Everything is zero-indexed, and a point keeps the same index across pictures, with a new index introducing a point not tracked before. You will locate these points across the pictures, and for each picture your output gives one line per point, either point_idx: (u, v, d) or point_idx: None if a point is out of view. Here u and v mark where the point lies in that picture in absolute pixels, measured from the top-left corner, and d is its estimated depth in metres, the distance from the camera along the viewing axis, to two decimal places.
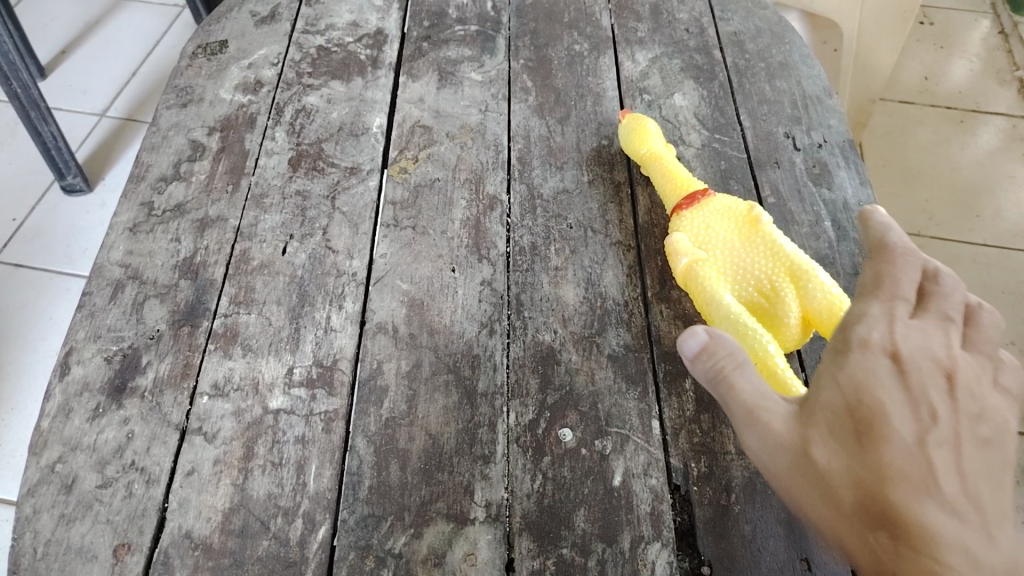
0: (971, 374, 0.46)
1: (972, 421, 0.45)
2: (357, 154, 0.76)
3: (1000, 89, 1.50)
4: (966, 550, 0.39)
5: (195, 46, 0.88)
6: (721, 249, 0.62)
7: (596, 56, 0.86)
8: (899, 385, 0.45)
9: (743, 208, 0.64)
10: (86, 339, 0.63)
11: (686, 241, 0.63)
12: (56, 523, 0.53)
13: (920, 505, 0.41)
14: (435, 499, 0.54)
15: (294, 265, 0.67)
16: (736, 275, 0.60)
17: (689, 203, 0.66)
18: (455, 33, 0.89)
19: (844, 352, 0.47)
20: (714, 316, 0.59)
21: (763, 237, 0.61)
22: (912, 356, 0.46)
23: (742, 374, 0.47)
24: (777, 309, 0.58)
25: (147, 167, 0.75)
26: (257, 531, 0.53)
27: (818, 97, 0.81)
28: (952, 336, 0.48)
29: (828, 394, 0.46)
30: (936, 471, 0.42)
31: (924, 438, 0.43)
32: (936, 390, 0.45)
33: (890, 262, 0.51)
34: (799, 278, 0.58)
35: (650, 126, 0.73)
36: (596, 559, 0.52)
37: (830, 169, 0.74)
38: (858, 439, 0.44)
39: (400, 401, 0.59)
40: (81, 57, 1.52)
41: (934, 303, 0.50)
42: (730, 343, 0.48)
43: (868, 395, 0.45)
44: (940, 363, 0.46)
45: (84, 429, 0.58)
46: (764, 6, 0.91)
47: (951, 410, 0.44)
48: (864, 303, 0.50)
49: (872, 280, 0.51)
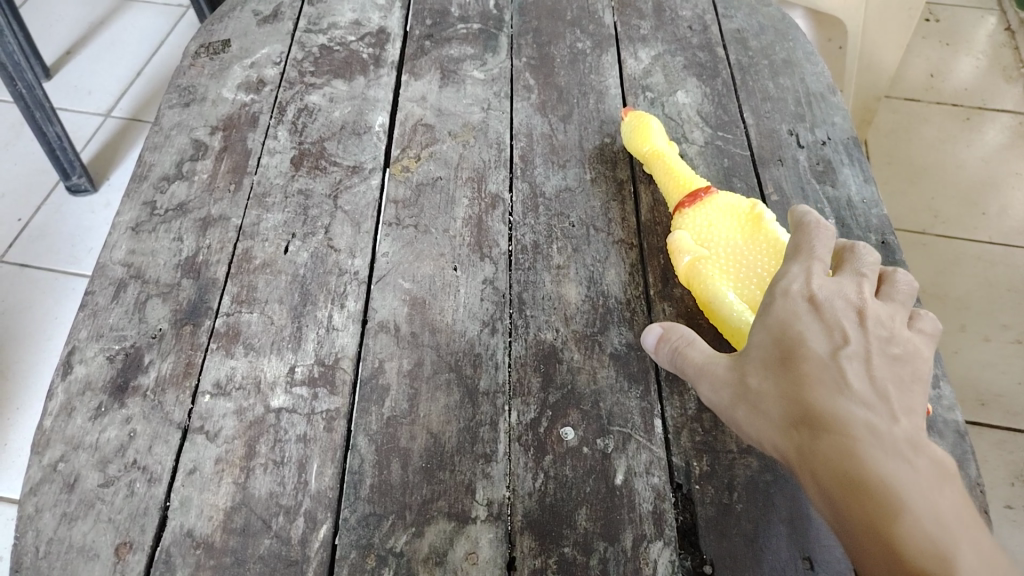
0: (884, 311, 0.51)
1: (886, 344, 0.48)
2: (359, 153, 0.76)
3: (1007, 86, 1.49)
4: (873, 434, 0.43)
5: (198, 46, 0.88)
6: (725, 248, 0.62)
7: (599, 54, 0.86)
8: (815, 318, 0.50)
9: (746, 207, 0.64)
10: (88, 338, 0.63)
11: (690, 239, 0.63)
12: (59, 522, 0.54)
13: (832, 406, 0.45)
14: (437, 498, 0.54)
15: (297, 264, 0.67)
16: (740, 274, 0.61)
17: (692, 200, 0.65)
18: (457, 32, 0.89)
19: (768, 299, 0.52)
20: (720, 317, 0.59)
21: (766, 235, 0.62)
22: (828, 295, 0.51)
23: (693, 348, 0.54)
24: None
25: (150, 166, 0.75)
26: (258, 529, 0.53)
27: (822, 94, 0.80)
28: (868, 286, 0.52)
29: (758, 336, 0.51)
30: (848, 379, 0.46)
31: (838, 355, 0.48)
32: (850, 321, 0.49)
33: (807, 232, 0.55)
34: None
35: (653, 122, 0.73)
36: (598, 558, 0.52)
37: (834, 167, 0.74)
38: (783, 364, 0.49)
39: (401, 399, 0.59)
40: (85, 58, 1.53)
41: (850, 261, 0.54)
42: (685, 333, 0.55)
43: (789, 328, 0.50)
44: (855, 300, 0.51)
45: (86, 428, 0.58)
46: (768, 3, 0.90)
47: (863, 335, 0.49)
48: (785, 266, 0.54)
49: (791, 249, 0.55)
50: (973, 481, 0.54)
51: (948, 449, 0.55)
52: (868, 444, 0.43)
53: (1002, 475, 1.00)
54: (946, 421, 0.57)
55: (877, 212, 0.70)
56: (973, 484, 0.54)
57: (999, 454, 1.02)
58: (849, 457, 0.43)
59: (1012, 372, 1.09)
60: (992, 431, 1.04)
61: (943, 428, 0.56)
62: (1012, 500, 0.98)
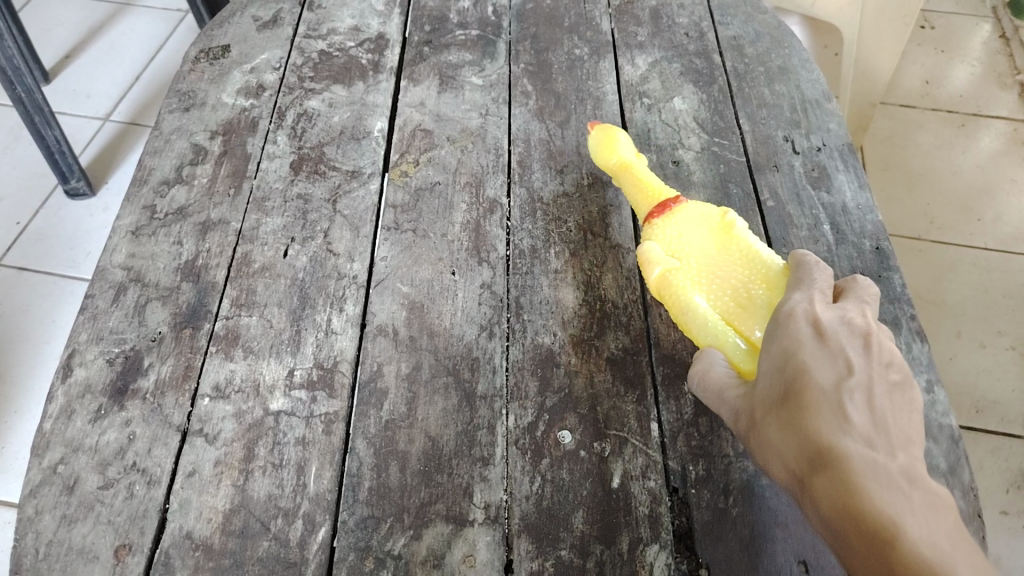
0: (887, 338, 0.50)
1: (888, 371, 0.47)
2: (358, 158, 0.77)
3: (1002, 93, 1.50)
4: (874, 466, 0.42)
5: (198, 51, 0.89)
6: (695, 258, 0.62)
7: (596, 60, 0.87)
8: (819, 345, 0.49)
9: (716, 215, 0.64)
10: (88, 341, 0.63)
11: (659, 249, 0.63)
12: (58, 524, 0.54)
13: (834, 435, 0.44)
14: (434, 501, 0.54)
15: (296, 268, 0.67)
16: (711, 283, 0.60)
17: (660, 211, 0.65)
18: (456, 38, 0.90)
19: (773, 329, 0.51)
20: (690, 328, 0.59)
21: (735, 244, 0.61)
22: (832, 323, 0.50)
23: (713, 377, 0.54)
24: (754, 319, 0.57)
25: (150, 171, 0.76)
26: (257, 532, 0.53)
27: (817, 100, 0.81)
28: (870, 312, 0.52)
29: (764, 366, 0.50)
30: (849, 410, 0.45)
31: (842, 384, 0.46)
32: (854, 348, 0.48)
33: (806, 268, 0.56)
34: (775, 290, 0.58)
35: (614, 134, 0.73)
36: (594, 561, 0.52)
37: (829, 173, 0.74)
38: (786, 396, 0.48)
39: (399, 403, 0.59)
40: (85, 62, 1.53)
41: (851, 292, 0.54)
42: (717, 359, 0.55)
43: (794, 358, 0.49)
44: (857, 326, 0.50)
45: (86, 430, 0.58)
46: (764, 10, 0.91)
47: (866, 362, 0.48)
48: (786, 296, 0.54)
49: (795, 282, 0.55)
50: (967, 486, 0.54)
51: (941, 454, 0.56)
52: (866, 475, 0.42)
53: (996, 481, 1.01)
54: (939, 425, 0.57)
55: (872, 218, 0.70)
56: (967, 488, 0.54)
57: (995, 460, 1.02)
58: (847, 488, 0.42)
59: (1006, 377, 1.10)
60: (988, 437, 1.04)
61: (937, 432, 0.57)
62: (1007, 506, 0.99)
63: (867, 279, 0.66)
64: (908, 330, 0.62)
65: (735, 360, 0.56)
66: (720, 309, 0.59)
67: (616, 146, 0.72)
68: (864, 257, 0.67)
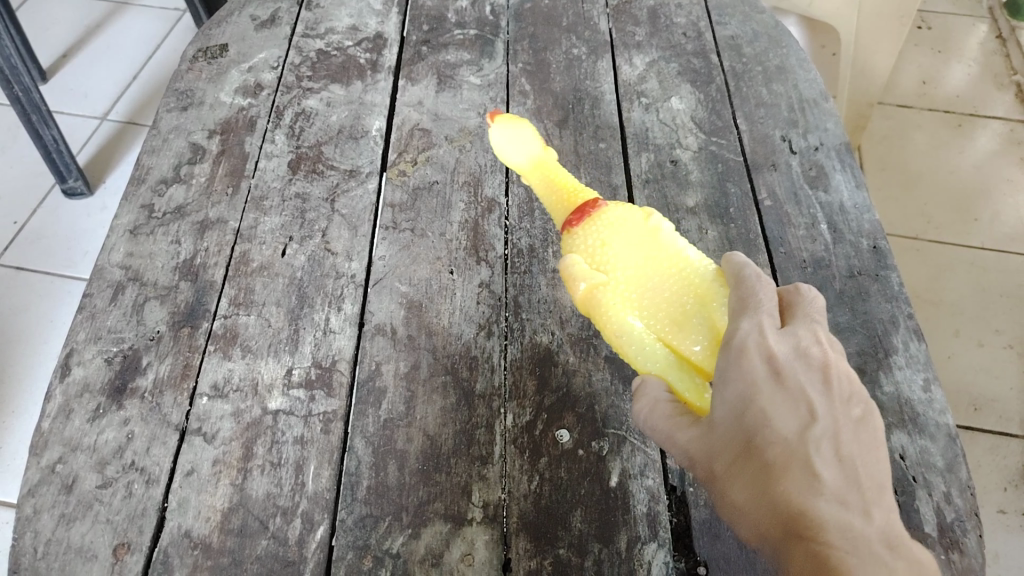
0: (840, 366, 0.49)
1: (847, 408, 0.47)
2: (356, 157, 0.77)
3: (998, 93, 1.51)
4: (850, 537, 0.42)
5: (196, 50, 0.88)
6: (622, 270, 0.54)
7: (594, 60, 0.87)
8: (779, 388, 0.47)
9: (640, 219, 0.57)
10: (86, 340, 0.63)
11: (584, 265, 0.55)
12: (57, 523, 0.54)
13: (806, 493, 0.43)
14: (433, 500, 0.54)
15: (294, 267, 0.67)
16: (642, 298, 0.53)
17: (579, 217, 0.59)
18: (454, 37, 0.90)
19: (726, 363, 0.48)
20: (626, 352, 0.53)
21: (665, 254, 0.55)
22: (787, 359, 0.49)
23: (659, 409, 0.50)
24: (689, 332, 0.52)
25: (148, 170, 0.76)
26: (255, 530, 0.53)
27: (814, 100, 0.81)
28: (819, 332, 0.51)
29: (720, 407, 0.48)
30: (820, 470, 0.44)
31: (808, 433, 0.45)
32: (813, 387, 0.47)
33: (746, 286, 0.52)
34: (707, 299, 0.54)
35: (524, 132, 0.75)
36: (592, 559, 0.52)
37: (826, 172, 0.74)
38: (750, 446, 0.46)
39: (398, 402, 0.59)
40: (82, 61, 1.53)
41: (795, 311, 0.53)
42: (655, 388, 0.51)
43: (753, 402, 0.47)
44: (812, 360, 0.49)
45: (84, 429, 0.58)
46: (761, 10, 0.91)
47: (827, 403, 0.47)
48: (733, 320, 0.51)
49: (737, 302, 0.52)
50: (963, 484, 0.55)
51: (938, 452, 0.56)
52: (844, 551, 0.41)
53: (993, 480, 1.01)
54: (936, 423, 0.58)
55: (869, 217, 0.71)
56: (963, 486, 0.55)
57: (991, 459, 1.03)
58: (827, 565, 0.41)
59: (1003, 377, 1.10)
60: (984, 435, 1.05)
61: (934, 431, 0.57)
62: (1004, 505, 0.99)
63: (864, 278, 0.66)
64: (905, 329, 0.63)
65: (674, 383, 0.52)
66: (655, 326, 0.53)
67: (525, 145, 0.74)
68: (861, 256, 0.68)
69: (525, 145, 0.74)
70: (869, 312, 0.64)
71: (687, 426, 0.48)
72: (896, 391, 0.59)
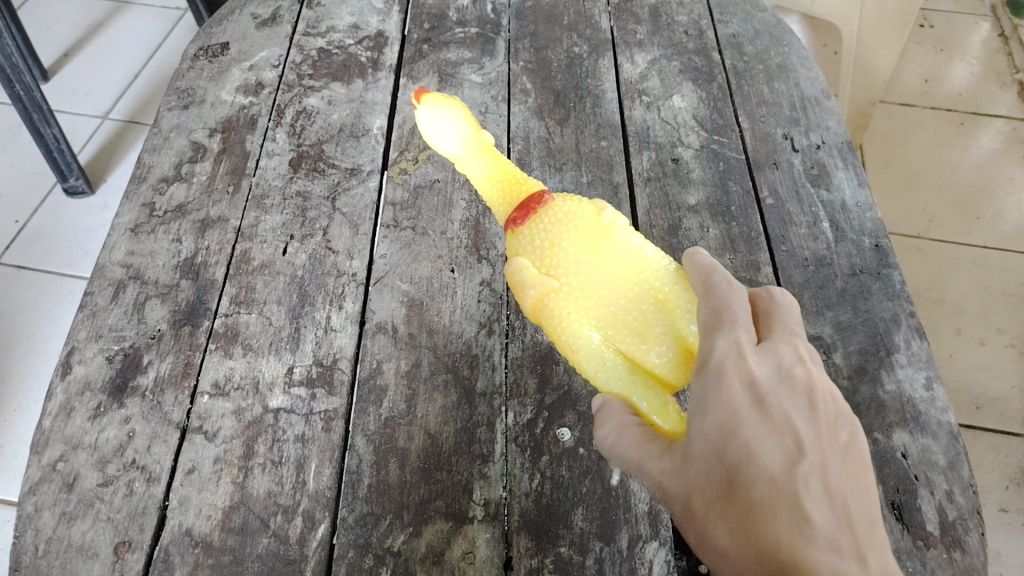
0: (827, 387, 0.41)
1: (835, 434, 0.39)
2: (358, 156, 0.77)
3: (1001, 91, 1.50)
4: None
5: (197, 49, 0.88)
6: (575, 275, 0.46)
7: (596, 58, 0.87)
8: (761, 415, 0.39)
9: (591, 214, 0.47)
10: (88, 339, 0.63)
11: (532, 272, 0.46)
12: (58, 521, 0.54)
13: (795, 539, 0.35)
14: (434, 498, 0.54)
15: (295, 265, 0.67)
16: (600, 307, 0.45)
17: (524, 214, 0.48)
18: (455, 35, 0.90)
19: (703, 387, 0.41)
20: (584, 370, 0.46)
21: (627, 255, 0.46)
22: (769, 380, 0.41)
23: (625, 438, 0.43)
24: (654, 345, 0.45)
25: (149, 168, 0.76)
26: (256, 529, 0.53)
27: (816, 98, 0.81)
28: (803, 347, 0.44)
29: (696, 438, 0.40)
30: (812, 512, 0.35)
31: (796, 467, 0.37)
32: (799, 412, 0.40)
33: (717, 294, 0.45)
34: (671, 305, 0.46)
35: (451, 105, 0.56)
36: (594, 558, 0.52)
37: (828, 170, 0.74)
38: (729, 484, 0.38)
39: (399, 400, 0.59)
40: (83, 60, 1.53)
41: (773, 322, 0.45)
42: (615, 408, 0.45)
43: (734, 432, 0.39)
44: (797, 381, 0.41)
45: (85, 427, 0.58)
46: (763, 8, 0.91)
47: (814, 431, 0.39)
48: (706, 336, 0.43)
49: (708, 312, 0.44)
50: (965, 482, 0.55)
51: (940, 450, 0.56)
52: None
53: (995, 479, 1.01)
54: (938, 422, 0.57)
55: (871, 216, 0.70)
56: (966, 485, 0.55)
57: (993, 457, 1.02)
58: None
59: (1005, 375, 1.10)
60: (987, 434, 1.04)
61: (936, 429, 0.57)
62: (1006, 504, 0.99)
63: (866, 276, 0.66)
64: (907, 327, 0.62)
65: (637, 401, 0.45)
66: (616, 339, 0.45)
67: (448, 122, 0.55)
68: (863, 255, 0.67)
69: (450, 123, 0.55)
70: (871, 310, 0.64)
71: (659, 459, 0.41)
72: (898, 389, 0.59)
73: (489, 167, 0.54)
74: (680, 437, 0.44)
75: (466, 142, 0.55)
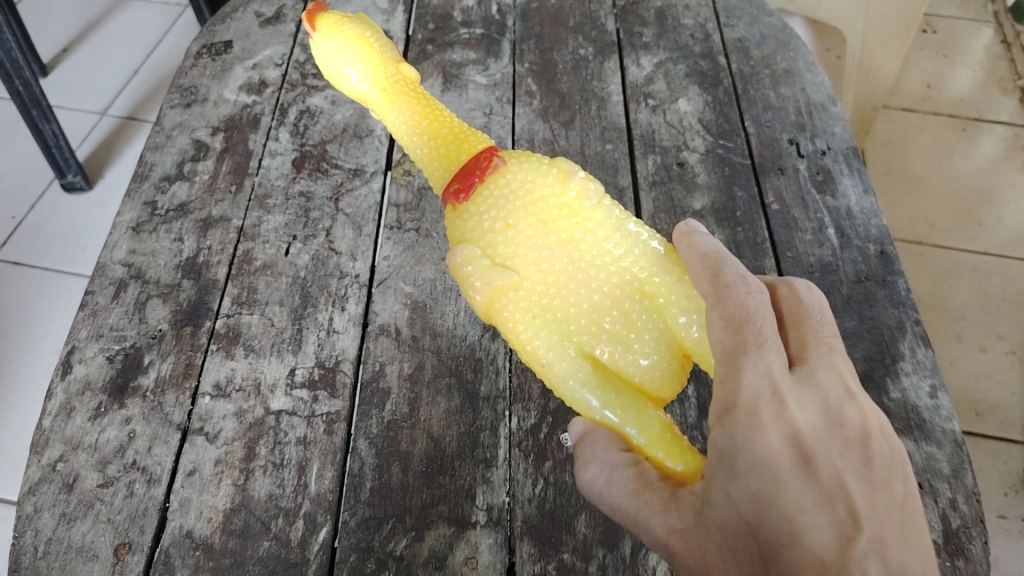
0: (877, 425, 0.39)
1: (888, 489, 0.37)
2: (361, 156, 0.76)
3: (1003, 99, 1.50)
4: None
5: (200, 46, 0.88)
6: (535, 267, 0.42)
7: (601, 61, 0.86)
8: (805, 479, 0.36)
9: (552, 184, 0.43)
10: (88, 337, 0.63)
11: (482, 262, 0.42)
12: (58, 521, 0.53)
13: None
14: (436, 503, 0.54)
15: (297, 266, 0.67)
16: (567, 305, 0.42)
17: (466, 186, 0.44)
18: (460, 36, 0.89)
19: (732, 441, 0.38)
20: (553, 382, 0.42)
21: (589, 240, 0.43)
22: (811, 428, 0.38)
23: (616, 482, 0.41)
24: (632, 350, 0.42)
25: (151, 166, 0.75)
26: (257, 532, 0.53)
27: (822, 103, 0.81)
28: (844, 367, 0.41)
29: (719, 503, 0.37)
30: None
31: (849, 545, 0.34)
32: (850, 468, 0.37)
33: (732, 301, 0.40)
34: (656, 300, 0.43)
35: (348, 32, 0.52)
36: (597, 564, 0.52)
37: (834, 176, 0.74)
38: (763, 562, 0.35)
39: (401, 404, 0.59)
40: (83, 56, 1.52)
41: (809, 335, 0.42)
42: (600, 447, 0.42)
43: (770, 499, 0.36)
44: (847, 427, 0.38)
45: (85, 427, 0.58)
46: (769, 12, 0.91)
47: (868, 490, 0.36)
48: (730, 361, 0.39)
49: (722, 325, 0.40)
50: (969, 491, 0.54)
51: (945, 459, 0.56)
52: None
53: (995, 485, 1.01)
54: (943, 430, 0.57)
55: (876, 222, 0.70)
56: (970, 494, 0.54)
57: (993, 464, 1.02)
58: None
59: (1006, 383, 1.10)
60: (987, 441, 1.04)
61: (941, 438, 0.57)
62: (1005, 511, 0.99)
63: (872, 283, 0.66)
64: (912, 335, 0.62)
65: (624, 429, 0.42)
66: (588, 343, 0.41)
67: (349, 51, 0.51)
68: (868, 261, 0.67)
69: (354, 54, 0.51)
70: (877, 317, 0.63)
71: (664, 516, 0.39)
72: (903, 397, 0.59)
73: (408, 112, 0.50)
74: (684, 476, 0.42)
75: (372, 79, 0.51)
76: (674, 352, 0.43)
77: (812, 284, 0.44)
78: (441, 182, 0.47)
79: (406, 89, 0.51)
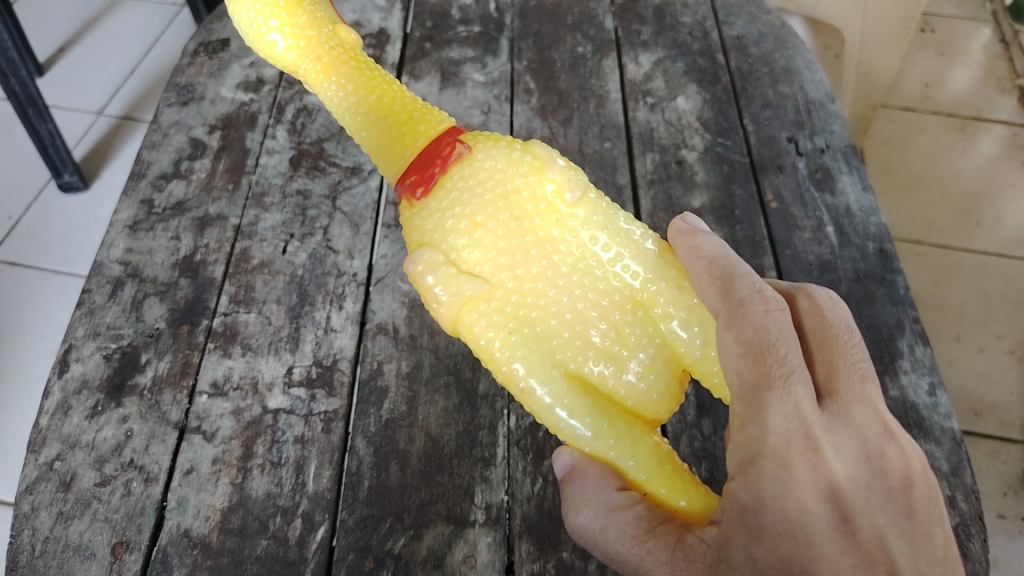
0: (920, 469, 0.38)
1: (931, 543, 0.36)
2: (358, 154, 0.76)
3: (1002, 97, 1.50)
4: None
5: (196, 44, 0.87)
6: (509, 274, 0.41)
7: (599, 59, 0.86)
8: (843, 540, 0.36)
9: (526, 173, 0.43)
10: (85, 336, 0.62)
11: (446, 270, 0.41)
12: (55, 521, 0.53)
13: None
14: (435, 501, 0.54)
15: (294, 264, 0.67)
16: (546, 317, 0.41)
17: (423, 182, 0.43)
18: (458, 34, 0.89)
19: (762, 497, 0.37)
20: (539, 410, 0.41)
21: (568, 242, 0.42)
22: (850, 480, 0.37)
23: (613, 526, 0.42)
24: (622, 367, 0.41)
25: (148, 165, 0.75)
26: (255, 531, 0.53)
27: (821, 101, 0.81)
28: (876, 394, 0.39)
29: (739, 565, 0.37)
30: None
31: None
32: (892, 525, 0.36)
33: (745, 322, 0.39)
34: (649, 311, 0.41)
35: None
36: (596, 563, 0.52)
37: (833, 175, 0.74)
38: None
39: (400, 402, 0.58)
40: (78, 54, 1.52)
41: (838, 360, 0.40)
42: (592, 487, 0.42)
43: (800, 563, 0.36)
44: (890, 476, 0.37)
45: (82, 426, 0.57)
46: (767, 11, 0.91)
47: (911, 548, 0.36)
48: (755, 399, 0.38)
49: (739, 350, 0.38)
50: (968, 489, 0.54)
51: (944, 456, 0.56)
52: None
53: (994, 485, 1.01)
54: (942, 428, 0.57)
55: (875, 220, 0.70)
56: (968, 491, 0.54)
57: (993, 463, 1.02)
58: None
59: (1004, 382, 1.10)
60: (986, 441, 1.04)
61: (940, 436, 0.57)
62: (1004, 510, 0.99)
63: (871, 281, 0.66)
64: (911, 333, 0.62)
65: (621, 463, 0.41)
66: (571, 361, 0.41)
67: (272, 13, 0.50)
68: (867, 260, 0.67)
69: (279, 17, 0.50)
70: (875, 316, 0.63)
71: (671, 568, 0.39)
72: (902, 395, 0.59)
73: (345, 85, 0.49)
74: (687, 516, 0.42)
75: (301, 46, 0.50)
76: (673, 370, 0.42)
77: (835, 296, 0.43)
78: (394, 170, 0.46)
79: (345, 58, 0.50)
